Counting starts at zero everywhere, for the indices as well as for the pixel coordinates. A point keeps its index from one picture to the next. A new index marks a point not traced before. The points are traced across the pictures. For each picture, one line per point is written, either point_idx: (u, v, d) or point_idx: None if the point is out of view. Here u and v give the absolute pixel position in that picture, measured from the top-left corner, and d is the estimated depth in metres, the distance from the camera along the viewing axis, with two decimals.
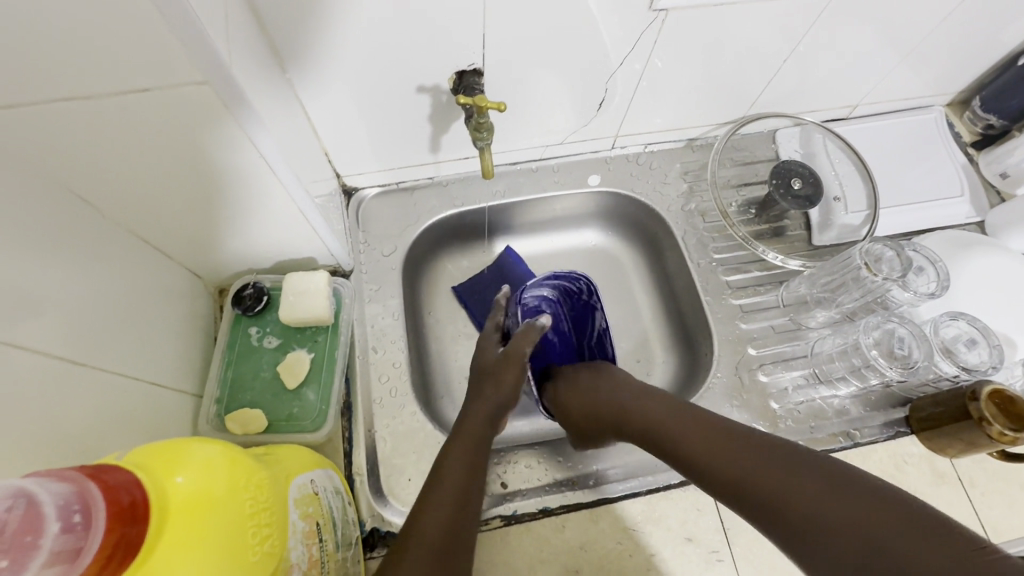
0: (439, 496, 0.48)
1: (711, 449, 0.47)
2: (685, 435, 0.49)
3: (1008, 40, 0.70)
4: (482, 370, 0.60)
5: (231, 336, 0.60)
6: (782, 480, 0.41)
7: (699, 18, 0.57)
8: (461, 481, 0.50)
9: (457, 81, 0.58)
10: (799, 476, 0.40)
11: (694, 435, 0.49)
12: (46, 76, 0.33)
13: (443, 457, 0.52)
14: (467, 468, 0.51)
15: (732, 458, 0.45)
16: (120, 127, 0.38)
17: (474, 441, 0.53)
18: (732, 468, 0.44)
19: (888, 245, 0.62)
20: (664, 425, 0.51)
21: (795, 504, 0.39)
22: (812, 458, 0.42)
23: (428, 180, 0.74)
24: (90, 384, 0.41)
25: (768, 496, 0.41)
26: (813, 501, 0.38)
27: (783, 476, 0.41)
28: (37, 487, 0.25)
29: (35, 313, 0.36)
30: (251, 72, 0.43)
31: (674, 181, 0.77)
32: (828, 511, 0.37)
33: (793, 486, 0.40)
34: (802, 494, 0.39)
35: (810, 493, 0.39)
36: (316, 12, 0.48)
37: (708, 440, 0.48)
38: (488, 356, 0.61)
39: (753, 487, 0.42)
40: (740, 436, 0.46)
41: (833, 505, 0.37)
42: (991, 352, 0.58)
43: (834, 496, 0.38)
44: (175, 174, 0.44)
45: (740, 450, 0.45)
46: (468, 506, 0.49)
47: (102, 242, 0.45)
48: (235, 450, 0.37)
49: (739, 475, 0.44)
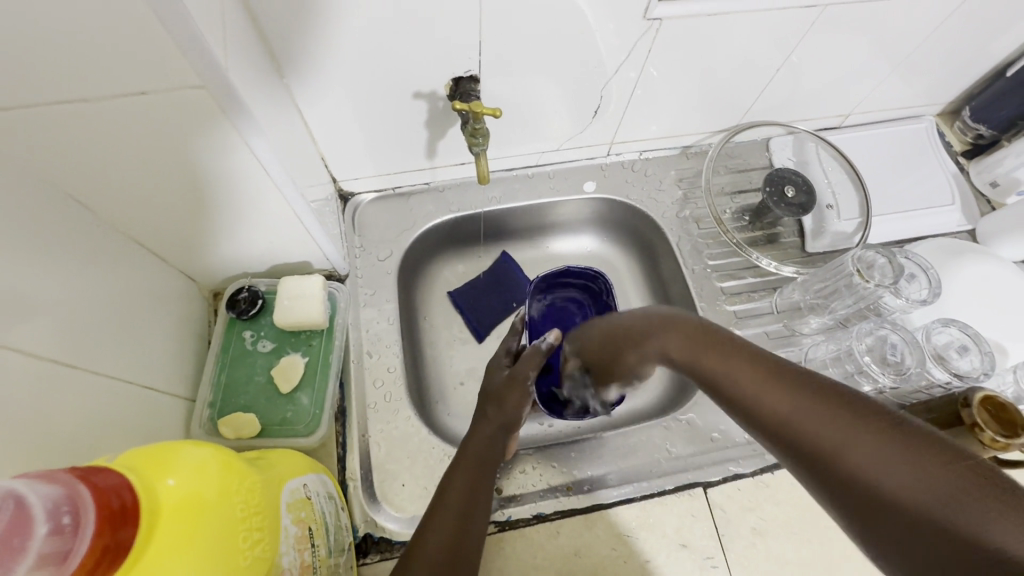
0: (444, 512, 0.48)
1: (741, 377, 0.41)
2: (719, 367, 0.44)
3: (997, 51, 0.71)
4: (490, 392, 0.60)
5: (225, 340, 0.60)
6: (816, 417, 0.35)
7: (694, 26, 0.57)
8: (463, 499, 0.50)
9: (454, 88, 0.59)
10: (830, 414, 0.35)
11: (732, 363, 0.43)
12: (42, 78, 0.33)
13: (448, 476, 0.52)
14: (469, 488, 0.51)
15: (760, 398, 0.39)
16: (117, 130, 0.38)
17: (478, 458, 0.54)
18: (759, 395, 0.39)
19: (880, 252, 0.63)
20: (693, 353, 0.46)
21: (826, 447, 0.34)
22: (848, 391, 0.36)
23: (424, 186, 0.74)
24: (82, 386, 0.40)
25: (790, 431, 0.36)
26: (842, 441, 0.33)
27: (818, 417, 0.35)
28: (27, 488, 0.25)
29: (26, 315, 0.36)
30: (248, 76, 0.43)
31: (669, 188, 0.78)
32: (860, 457, 0.32)
33: (827, 428, 0.34)
34: (830, 426, 0.34)
35: (848, 433, 0.33)
36: (313, 17, 0.48)
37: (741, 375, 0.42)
38: (495, 378, 0.62)
39: (783, 427, 0.37)
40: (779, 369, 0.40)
41: (874, 449, 0.32)
42: (983, 358, 0.58)
43: (874, 441, 0.32)
44: (170, 176, 0.44)
45: (771, 385, 0.39)
46: (468, 524, 0.48)
47: (96, 245, 0.45)
48: (227, 454, 0.37)
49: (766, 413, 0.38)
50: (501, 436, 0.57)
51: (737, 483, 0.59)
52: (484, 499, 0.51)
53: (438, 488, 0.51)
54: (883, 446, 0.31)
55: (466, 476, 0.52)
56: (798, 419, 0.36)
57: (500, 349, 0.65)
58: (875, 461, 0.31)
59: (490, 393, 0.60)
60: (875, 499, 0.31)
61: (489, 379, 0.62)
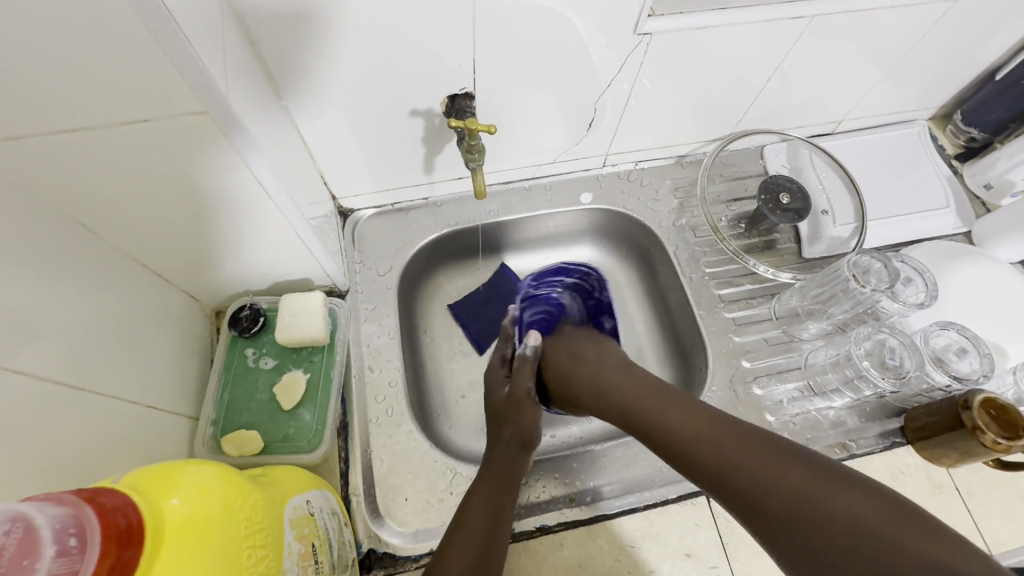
0: (465, 539, 0.49)
1: (688, 428, 0.48)
2: (671, 419, 0.50)
3: (986, 56, 0.72)
4: (497, 414, 0.60)
5: (228, 358, 0.60)
6: (766, 463, 0.42)
7: (685, 41, 0.59)
8: (484, 524, 0.50)
9: (450, 105, 0.60)
10: (777, 462, 0.42)
11: (676, 417, 0.49)
12: (52, 109, 0.34)
13: (467, 498, 0.52)
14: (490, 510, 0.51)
15: (715, 444, 0.45)
16: (121, 156, 0.39)
17: (499, 477, 0.54)
18: (709, 442, 0.46)
19: (875, 257, 0.64)
20: (643, 403, 0.53)
21: (779, 488, 0.40)
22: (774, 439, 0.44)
23: (422, 201, 0.75)
24: (89, 408, 0.41)
25: (749, 483, 0.42)
26: (795, 485, 0.40)
27: (765, 462, 0.42)
28: (34, 511, 0.25)
29: (32, 338, 0.37)
30: (248, 100, 0.44)
31: (665, 198, 0.79)
32: (809, 494, 0.39)
33: (771, 469, 0.41)
34: (779, 470, 0.41)
35: (797, 475, 0.40)
36: (311, 40, 0.49)
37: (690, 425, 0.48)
38: (496, 396, 0.62)
39: (734, 466, 0.43)
40: (719, 422, 0.47)
41: (815, 481, 0.39)
42: (983, 360, 0.58)
43: (815, 483, 0.39)
44: (175, 199, 0.45)
45: (721, 432, 0.46)
46: (493, 542, 0.49)
47: (101, 268, 0.46)
48: (229, 471, 0.37)
49: (721, 466, 0.44)
50: (519, 452, 0.57)
51: None
52: (505, 519, 0.52)
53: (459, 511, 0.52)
54: (824, 483, 0.39)
55: (484, 498, 0.52)
56: (750, 465, 0.43)
57: (494, 359, 0.66)
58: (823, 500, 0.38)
59: (497, 414, 0.60)
60: (831, 533, 0.36)
61: (491, 398, 0.62)
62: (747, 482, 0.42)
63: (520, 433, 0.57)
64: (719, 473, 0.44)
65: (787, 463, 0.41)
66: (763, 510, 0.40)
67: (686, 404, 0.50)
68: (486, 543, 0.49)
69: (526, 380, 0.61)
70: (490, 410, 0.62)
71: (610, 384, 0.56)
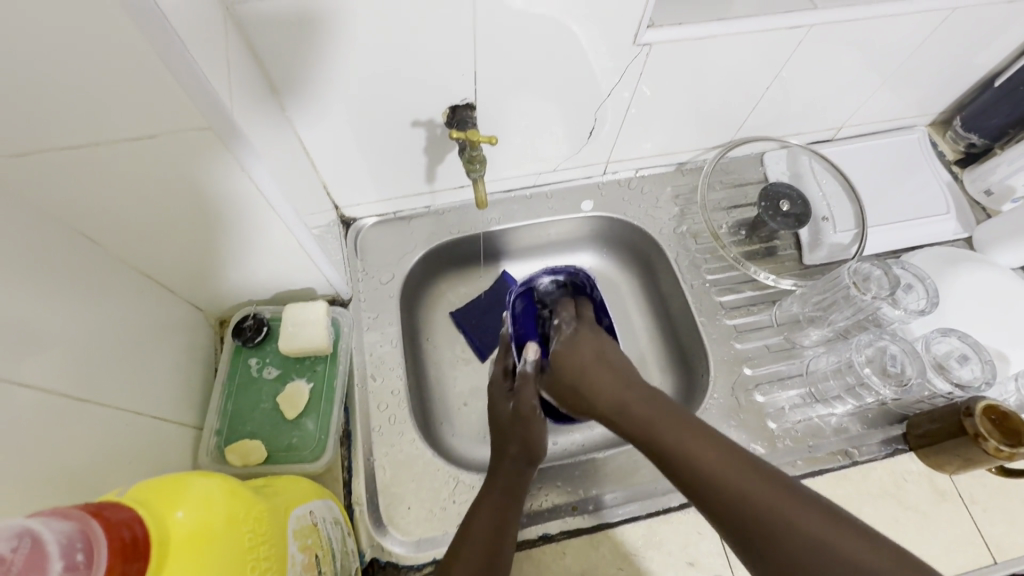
0: (472, 546, 0.50)
1: (704, 457, 0.46)
2: (687, 444, 0.48)
3: (983, 63, 0.73)
4: (502, 428, 0.62)
5: (231, 367, 0.60)
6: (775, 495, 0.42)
7: (684, 50, 0.59)
8: (491, 532, 0.51)
9: (450, 116, 0.60)
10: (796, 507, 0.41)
11: (690, 442, 0.48)
12: (59, 125, 0.35)
13: (475, 508, 0.53)
14: (497, 516, 0.52)
15: (733, 479, 0.44)
16: (126, 169, 0.40)
17: (505, 485, 0.55)
18: (726, 475, 0.45)
19: (875, 265, 0.63)
20: (655, 423, 0.51)
21: (788, 522, 0.40)
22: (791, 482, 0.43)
23: (424, 210, 0.75)
24: (94, 420, 0.41)
25: (768, 527, 0.41)
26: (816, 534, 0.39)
27: (787, 505, 0.41)
28: (41, 525, 0.26)
29: (38, 349, 0.37)
30: (251, 113, 0.45)
31: (666, 205, 0.79)
32: (818, 531, 0.39)
33: (790, 515, 0.41)
34: (799, 517, 0.40)
35: (817, 526, 0.39)
36: (314, 52, 0.50)
37: (698, 446, 0.47)
38: (501, 411, 0.63)
39: (754, 506, 0.42)
40: (736, 456, 0.46)
41: (837, 534, 0.39)
42: (984, 368, 0.59)
43: (825, 519, 0.40)
44: (179, 211, 0.45)
45: (738, 467, 0.45)
46: (500, 549, 0.50)
47: (106, 279, 0.46)
48: (233, 482, 0.37)
49: (729, 494, 0.44)
50: (528, 466, 0.58)
51: None
52: (512, 526, 0.52)
53: (466, 520, 0.52)
54: (845, 536, 0.38)
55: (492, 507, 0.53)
56: (769, 508, 0.42)
57: (496, 371, 0.68)
58: (831, 538, 0.39)
59: (503, 430, 0.61)
60: (840, 573, 0.37)
61: (496, 412, 0.64)
62: (765, 526, 0.41)
63: (526, 449, 0.58)
64: (735, 512, 0.43)
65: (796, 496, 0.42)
66: (779, 556, 0.40)
67: (700, 429, 0.49)
68: (492, 552, 0.49)
69: (529, 398, 0.61)
70: (496, 424, 0.63)
71: (623, 400, 0.54)
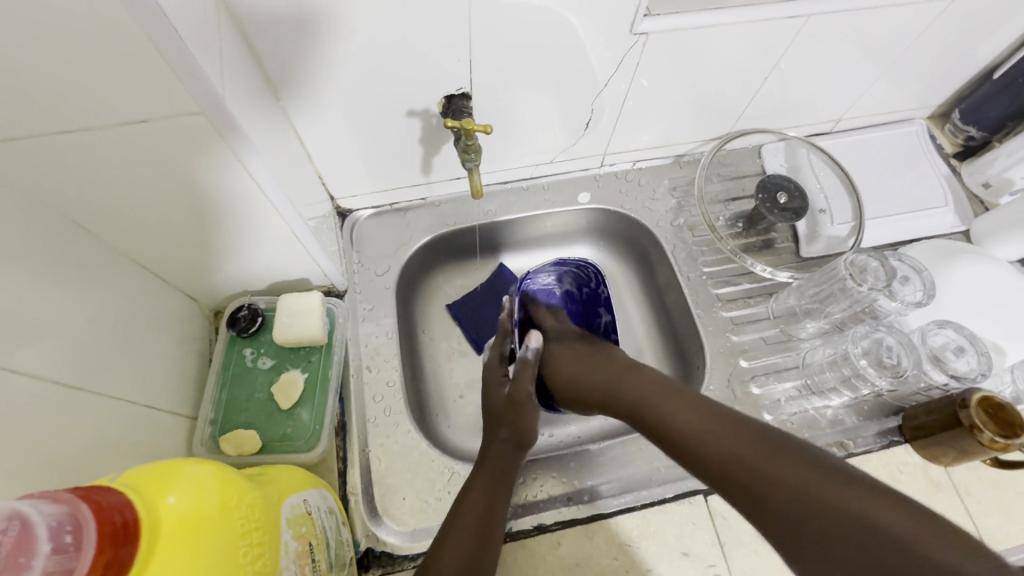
0: (462, 528, 0.49)
1: (694, 425, 0.48)
2: (678, 417, 0.50)
3: (983, 55, 0.72)
4: (494, 414, 0.61)
5: (226, 358, 0.60)
6: (766, 455, 0.42)
7: (682, 40, 0.59)
8: (481, 515, 0.51)
9: (446, 105, 0.60)
10: (781, 459, 0.41)
11: (682, 414, 0.50)
12: (49, 110, 0.35)
13: (464, 493, 0.53)
14: (487, 501, 0.52)
15: (720, 442, 0.45)
16: (118, 156, 0.39)
17: (495, 470, 0.55)
18: (714, 440, 0.46)
19: (872, 255, 0.64)
20: (648, 401, 0.53)
21: (777, 480, 0.40)
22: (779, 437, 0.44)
23: (421, 201, 0.75)
24: (86, 408, 0.41)
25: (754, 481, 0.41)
26: (798, 482, 0.39)
27: (770, 458, 0.42)
28: (31, 508, 0.26)
29: (30, 338, 0.37)
30: (245, 102, 0.44)
31: (663, 198, 0.79)
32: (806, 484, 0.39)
33: (774, 467, 0.41)
34: (782, 467, 0.41)
35: (798, 473, 0.40)
36: (309, 40, 0.50)
37: (694, 421, 0.48)
38: (495, 397, 0.62)
39: (741, 463, 0.43)
40: (727, 420, 0.47)
41: (816, 479, 0.39)
42: (980, 360, 0.59)
43: (814, 472, 0.39)
44: (172, 199, 0.45)
45: (727, 430, 0.46)
46: (489, 532, 0.50)
47: (99, 268, 0.46)
48: (227, 470, 0.37)
49: (732, 466, 0.43)
50: (518, 451, 0.58)
51: None
52: (502, 512, 0.52)
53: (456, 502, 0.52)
54: (827, 480, 0.38)
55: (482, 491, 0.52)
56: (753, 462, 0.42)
57: (493, 357, 0.65)
58: (820, 491, 0.38)
59: (495, 416, 0.60)
60: (831, 524, 0.36)
61: (490, 398, 0.62)
62: (751, 480, 0.42)
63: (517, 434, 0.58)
64: (725, 471, 0.44)
65: (784, 454, 0.42)
66: (765, 507, 0.40)
67: (691, 402, 0.50)
68: (480, 533, 0.49)
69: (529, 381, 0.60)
70: (489, 410, 0.62)
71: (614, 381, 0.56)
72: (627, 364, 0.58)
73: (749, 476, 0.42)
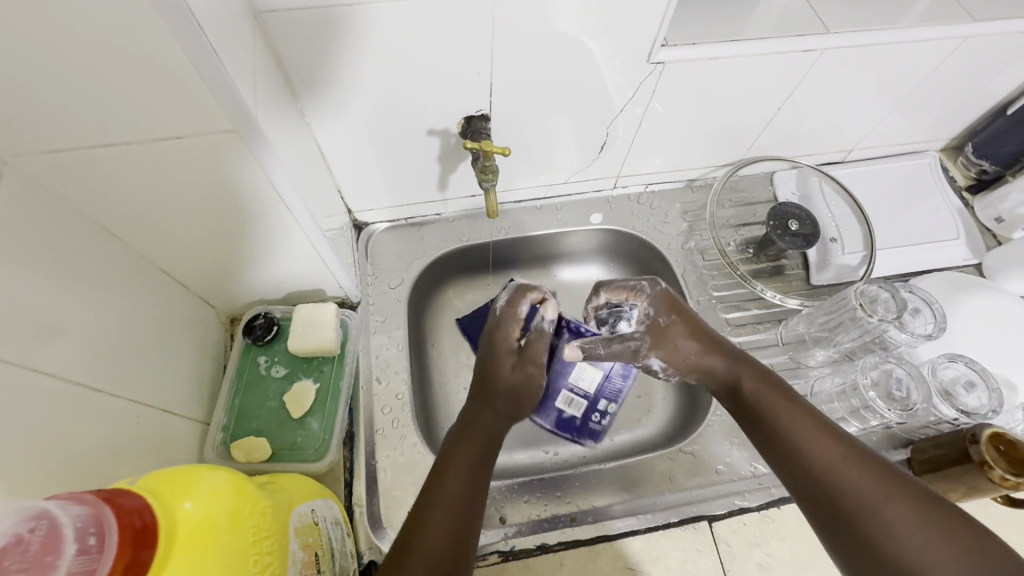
0: (443, 511, 0.44)
1: (783, 416, 0.47)
2: (776, 410, 0.48)
3: (995, 91, 0.73)
4: (489, 386, 0.55)
5: (240, 365, 0.61)
6: (824, 446, 0.43)
7: (696, 69, 0.60)
8: (464, 498, 0.46)
9: (466, 126, 0.62)
10: (871, 478, 0.40)
11: (778, 404, 0.48)
12: (91, 126, 0.37)
13: (444, 462, 0.48)
14: (467, 484, 0.47)
15: (812, 442, 0.44)
16: (152, 170, 0.41)
17: (480, 438, 0.51)
18: (801, 435, 0.45)
19: (882, 287, 0.64)
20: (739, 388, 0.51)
21: (856, 495, 0.40)
22: (872, 454, 0.42)
23: (435, 217, 0.77)
24: (103, 410, 0.42)
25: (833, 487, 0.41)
26: (883, 508, 0.39)
27: (862, 476, 0.41)
28: (59, 509, 0.27)
29: (56, 340, 0.38)
30: (272, 116, 0.46)
31: (675, 221, 0.80)
32: (858, 488, 0.40)
33: (858, 481, 0.41)
34: (869, 486, 0.40)
35: (884, 499, 0.39)
36: (336, 59, 0.52)
37: (795, 417, 0.46)
38: (500, 367, 0.56)
39: (822, 469, 0.42)
40: (829, 428, 0.45)
41: (900, 514, 0.38)
42: (991, 395, 0.58)
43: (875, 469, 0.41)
44: (201, 211, 0.47)
45: (823, 437, 0.44)
46: (472, 511, 0.45)
47: (125, 273, 0.47)
48: (240, 477, 0.38)
49: (813, 463, 0.43)
50: (505, 423, 0.54)
51: (742, 517, 0.59)
52: (480, 500, 0.47)
53: (434, 474, 0.48)
54: (908, 516, 0.38)
55: (464, 470, 0.48)
56: (837, 469, 0.42)
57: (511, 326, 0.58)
58: (896, 522, 0.38)
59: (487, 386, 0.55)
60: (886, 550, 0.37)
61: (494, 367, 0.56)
62: (829, 483, 0.42)
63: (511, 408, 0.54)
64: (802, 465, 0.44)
65: (851, 454, 0.42)
66: (829, 502, 0.41)
67: (794, 402, 0.48)
68: (465, 512, 0.45)
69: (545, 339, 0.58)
70: (483, 383, 0.56)
71: (706, 361, 0.54)
72: (720, 345, 0.54)
73: (828, 482, 0.42)
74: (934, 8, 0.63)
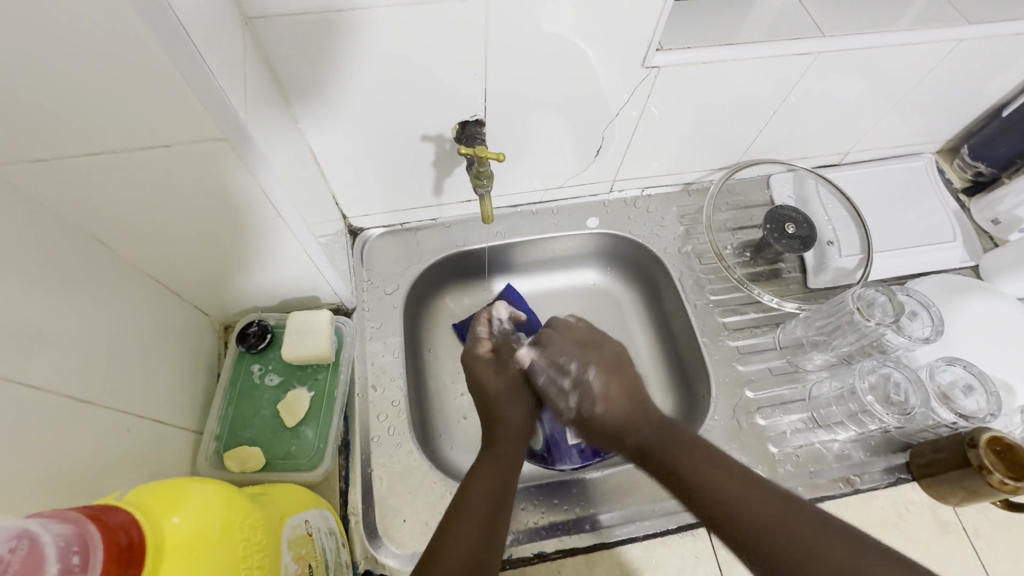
0: (465, 522, 0.46)
1: (694, 465, 0.48)
2: (682, 457, 0.49)
3: (991, 93, 0.73)
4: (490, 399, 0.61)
5: (233, 373, 0.61)
6: (733, 486, 0.45)
7: (691, 73, 0.60)
8: (488, 508, 0.48)
9: (460, 131, 0.62)
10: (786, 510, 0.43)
11: (686, 453, 0.49)
12: (80, 135, 0.36)
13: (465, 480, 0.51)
14: (491, 497, 0.49)
15: (719, 484, 0.46)
16: (141, 178, 0.41)
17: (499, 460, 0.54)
18: (712, 484, 0.46)
19: (880, 290, 0.63)
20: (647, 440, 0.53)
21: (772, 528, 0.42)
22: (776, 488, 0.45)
23: (432, 222, 0.76)
24: (93, 422, 0.41)
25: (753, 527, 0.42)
26: (801, 537, 0.40)
27: (778, 509, 0.43)
28: (39, 528, 0.26)
29: (44, 352, 0.38)
30: (263, 123, 0.46)
31: (671, 225, 0.79)
32: (775, 524, 0.42)
33: (768, 516, 0.42)
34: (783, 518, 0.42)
35: (802, 528, 0.41)
36: (328, 64, 0.51)
37: (697, 464, 0.48)
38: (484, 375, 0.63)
39: (736, 510, 0.44)
40: (732, 466, 0.47)
41: (819, 537, 0.40)
42: (989, 399, 0.58)
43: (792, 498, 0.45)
44: (191, 219, 0.46)
45: (727, 476, 0.46)
46: (496, 519, 0.47)
47: (114, 283, 0.47)
48: (231, 489, 0.38)
49: (732, 506, 0.44)
50: (520, 437, 0.58)
51: None
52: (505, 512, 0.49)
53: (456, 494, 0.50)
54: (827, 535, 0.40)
55: (482, 485, 0.50)
56: (753, 508, 0.43)
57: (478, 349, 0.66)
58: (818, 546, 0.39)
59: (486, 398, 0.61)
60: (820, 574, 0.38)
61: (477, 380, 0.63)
62: (747, 525, 0.43)
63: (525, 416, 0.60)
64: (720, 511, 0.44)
65: (764, 490, 0.45)
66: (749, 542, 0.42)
67: (702, 449, 0.50)
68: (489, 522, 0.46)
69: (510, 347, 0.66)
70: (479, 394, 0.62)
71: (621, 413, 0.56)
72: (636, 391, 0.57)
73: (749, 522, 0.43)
74: (929, 11, 0.63)
